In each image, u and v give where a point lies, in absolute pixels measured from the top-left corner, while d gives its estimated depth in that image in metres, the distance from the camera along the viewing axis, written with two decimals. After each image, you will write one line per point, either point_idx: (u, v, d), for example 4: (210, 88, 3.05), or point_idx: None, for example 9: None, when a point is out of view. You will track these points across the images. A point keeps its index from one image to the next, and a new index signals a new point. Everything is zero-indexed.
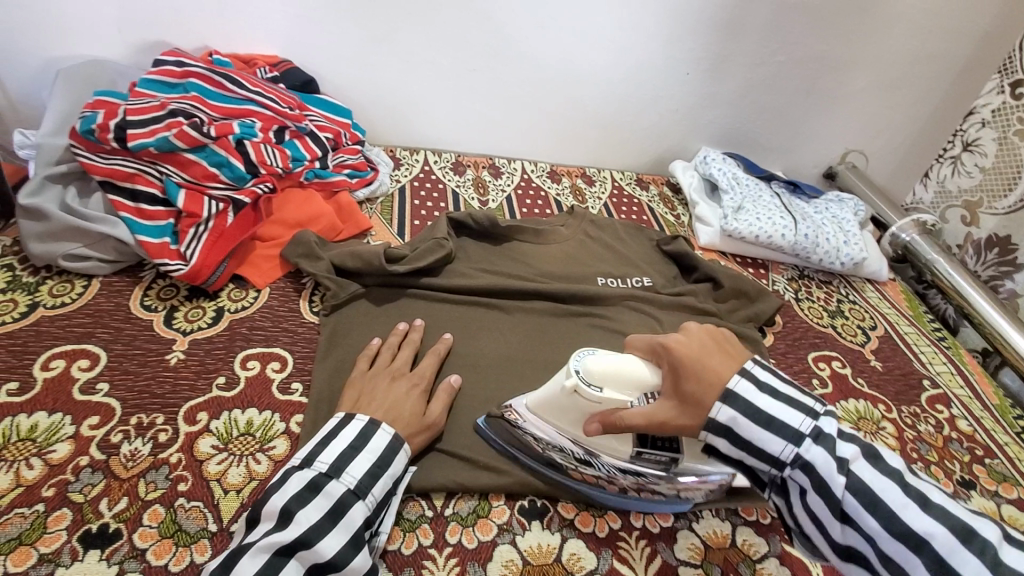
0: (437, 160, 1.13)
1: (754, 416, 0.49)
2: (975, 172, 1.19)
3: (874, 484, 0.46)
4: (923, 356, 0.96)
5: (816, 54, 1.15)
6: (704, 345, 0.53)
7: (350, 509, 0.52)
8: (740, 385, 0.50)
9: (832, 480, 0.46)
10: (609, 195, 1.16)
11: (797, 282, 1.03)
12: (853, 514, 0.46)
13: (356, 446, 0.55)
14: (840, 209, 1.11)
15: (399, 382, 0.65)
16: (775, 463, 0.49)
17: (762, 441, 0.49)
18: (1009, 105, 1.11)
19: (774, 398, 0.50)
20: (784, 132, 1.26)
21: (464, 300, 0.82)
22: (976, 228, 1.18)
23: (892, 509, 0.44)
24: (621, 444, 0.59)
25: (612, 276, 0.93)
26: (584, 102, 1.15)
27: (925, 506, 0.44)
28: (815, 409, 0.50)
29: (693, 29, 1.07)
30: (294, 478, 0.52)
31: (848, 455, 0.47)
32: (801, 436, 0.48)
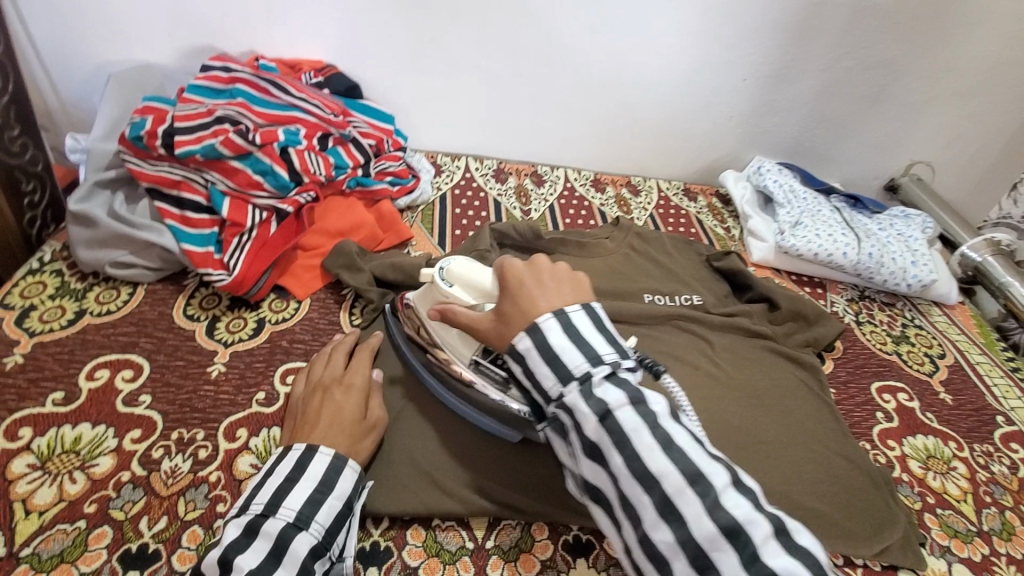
0: (478, 166, 1.11)
1: (542, 352, 0.46)
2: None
3: (630, 428, 0.43)
4: (996, 389, 0.88)
5: (885, 59, 1.07)
6: (542, 277, 0.52)
7: (296, 543, 0.47)
8: (545, 321, 0.47)
9: (582, 417, 0.44)
10: (655, 206, 1.11)
11: (858, 303, 0.97)
12: (601, 451, 0.43)
13: (291, 478, 0.51)
14: (906, 225, 1.04)
15: (333, 389, 0.61)
16: (544, 396, 0.47)
17: (539, 375, 0.47)
18: None
19: (566, 335, 0.47)
20: (845, 141, 1.18)
21: None
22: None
23: (637, 451, 0.42)
24: (466, 349, 0.62)
25: (658, 294, 0.89)
26: (633, 107, 1.10)
27: (666, 447, 0.42)
28: (601, 354, 0.46)
29: (756, 32, 1.02)
30: (232, 526, 0.47)
31: (612, 402, 0.44)
32: (570, 377, 0.45)
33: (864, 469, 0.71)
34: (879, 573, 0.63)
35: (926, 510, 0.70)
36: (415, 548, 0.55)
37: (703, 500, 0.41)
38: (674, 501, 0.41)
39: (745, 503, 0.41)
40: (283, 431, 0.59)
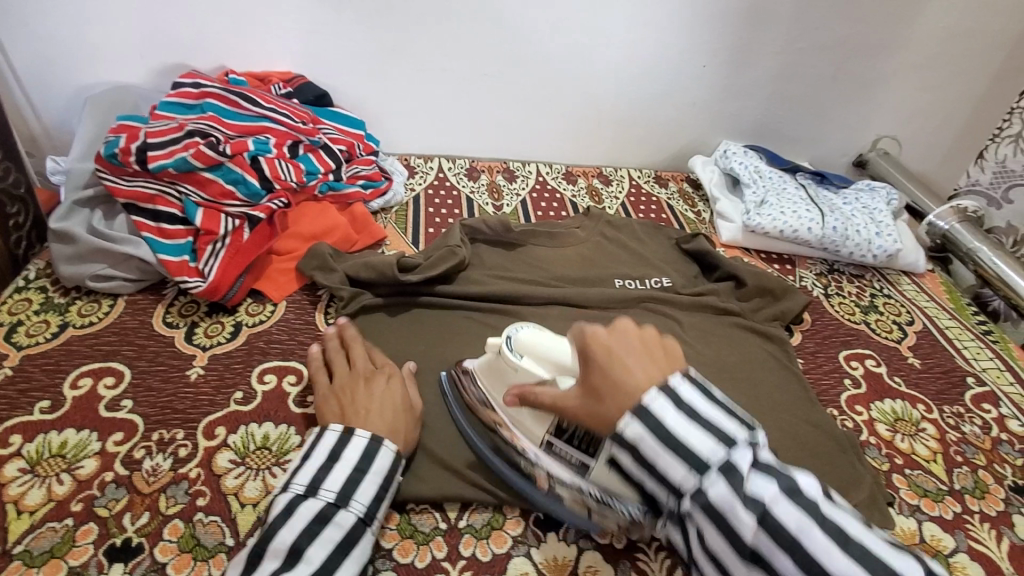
0: (451, 166, 1.13)
1: (661, 439, 0.43)
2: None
3: (791, 523, 0.39)
4: (966, 352, 0.89)
5: (842, 38, 1.10)
6: (630, 346, 0.49)
7: (363, 538, 0.51)
8: (654, 402, 0.44)
9: (740, 522, 0.40)
10: (627, 194, 1.14)
11: (826, 277, 0.99)
12: (766, 555, 0.40)
13: (361, 471, 0.53)
14: (872, 198, 1.06)
15: (376, 379, 0.63)
16: (675, 493, 0.43)
17: (665, 465, 0.43)
18: None
19: (689, 418, 0.44)
20: (810, 121, 1.21)
21: (477, 306, 0.82)
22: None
23: (810, 552, 0.38)
24: (539, 427, 0.58)
25: (629, 278, 0.91)
26: (598, 99, 1.13)
27: (842, 543, 0.39)
28: (732, 436, 0.43)
29: (710, 20, 1.04)
30: (301, 510, 0.50)
31: (765, 495, 0.41)
32: (707, 467, 0.42)
33: (830, 433, 0.73)
34: None
35: (895, 470, 0.71)
36: (390, 531, 0.57)
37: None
38: None
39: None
40: (327, 417, 0.59)
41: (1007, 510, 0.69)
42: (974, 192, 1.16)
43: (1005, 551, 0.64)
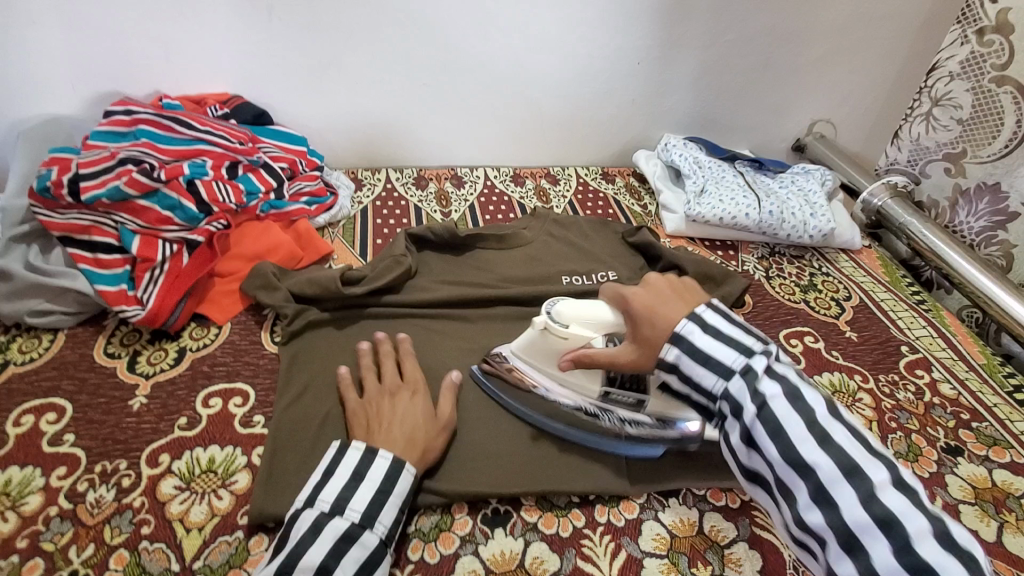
0: (398, 176, 1.14)
1: (692, 354, 0.55)
2: (951, 125, 1.07)
3: (787, 418, 0.50)
4: (900, 322, 0.93)
5: (767, 28, 1.13)
6: (661, 293, 0.61)
7: (358, 542, 0.52)
8: (686, 326, 0.56)
9: (744, 408, 0.52)
10: (574, 192, 1.16)
11: (767, 260, 1.02)
12: (759, 441, 0.51)
13: (354, 480, 0.56)
14: (806, 180, 1.11)
15: (401, 394, 0.66)
16: (705, 394, 0.56)
17: (699, 375, 0.55)
18: (978, 55, 1.00)
19: (713, 337, 0.55)
20: (746, 110, 1.25)
21: (425, 313, 0.83)
22: (965, 178, 1.06)
23: (793, 440, 0.49)
24: (592, 384, 0.68)
25: (576, 274, 0.93)
26: (539, 101, 1.15)
27: (823, 442, 0.48)
28: (750, 350, 0.54)
29: (639, 18, 1.07)
30: (327, 530, 0.52)
31: (768, 395, 0.51)
32: (730, 372, 0.53)
33: None
34: None
35: None
36: None
37: (859, 489, 0.46)
38: (831, 489, 0.47)
39: (904, 502, 0.45)
40: (359, 431, 0.63)
41: (940, 471, 0.71)
42: (895, 170, 1.22)
43: (938, 510, 0.67)
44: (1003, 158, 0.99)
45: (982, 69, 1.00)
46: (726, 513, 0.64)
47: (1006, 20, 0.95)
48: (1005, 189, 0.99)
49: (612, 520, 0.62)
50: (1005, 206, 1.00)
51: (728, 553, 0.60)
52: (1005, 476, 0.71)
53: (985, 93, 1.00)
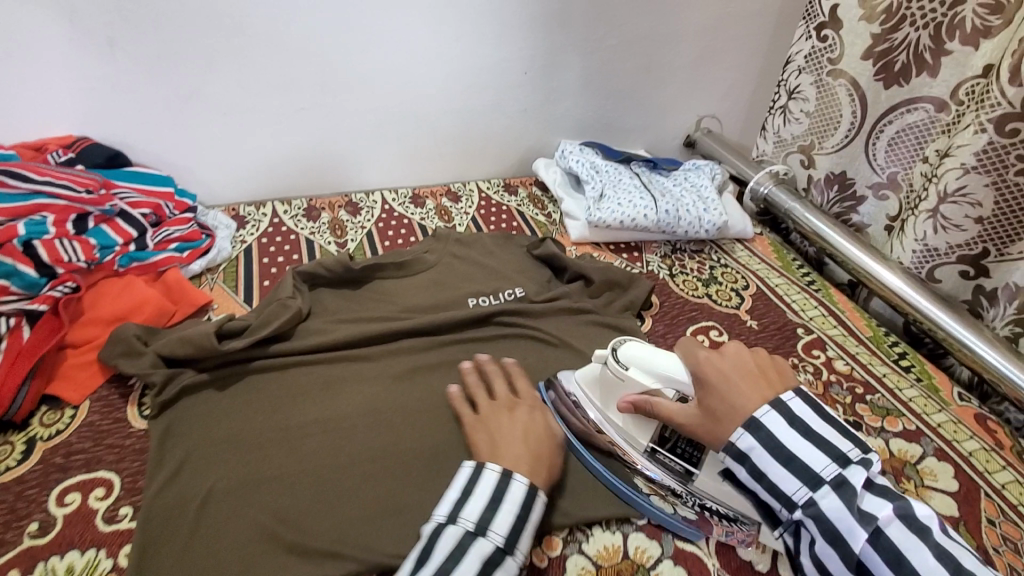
0: (287, 209, 1.06)
1: (775, 454, 0.52)
2: (802, 118, 1.14)
3: (904, 547, 0.47)
4: (794, 304, 0.97)
5: (644, 31, 1.16)
6: (744, 368, 0.58)
7: (502, 567, 0.52)
8: (767, 418, 0.53)
9: (852, 533, 0.48)
10: (477, 208, 1.13)
11: (670, 257, 1.05)
12: (872, 566, 0.48)
13: (494, 502, 0.55)
14: (698, 176, 1.14)
15: (519, 410, 0.67)
16: (786, 503, 0.52)
17: (780, 479, 0.52)
18: (819, 50, 1.07)
19: (805, 439, 0.52)
20: (637, 112, 1.27)
21: (321, 358, 0.76)
22: (816, 169, 1.15)
23: (918, 568, 0.46)
24: (642, 433, 0.65)
25: (483, 295, 0.90)
26: (429, 119, 1.11)
27: (957, 572, 0.46)
28: (846, 456, 0.51)
29: (519, 28, 1.06)
30: (472, 551, 0.51)
31: (879, 515, 0.49)
32: (822, 482, 0.50)
33: None
34: None
35: None
36: None
37: None
38: None
39: None
40: (478, 452, 0.62)
41: None
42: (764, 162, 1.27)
43: None
44: (845, 147, 1.08)
45: (821, 64, 1.08)
46: (647, 531, 0.63)
47: (836, 16, 1.03)
48: (851, 177, 1.09)
49: (537, 562, 0.59)
50: (852, 191, 1.10)
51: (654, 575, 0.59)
52: (901, 445, 0.74)
53: (827, 87, 1.08)
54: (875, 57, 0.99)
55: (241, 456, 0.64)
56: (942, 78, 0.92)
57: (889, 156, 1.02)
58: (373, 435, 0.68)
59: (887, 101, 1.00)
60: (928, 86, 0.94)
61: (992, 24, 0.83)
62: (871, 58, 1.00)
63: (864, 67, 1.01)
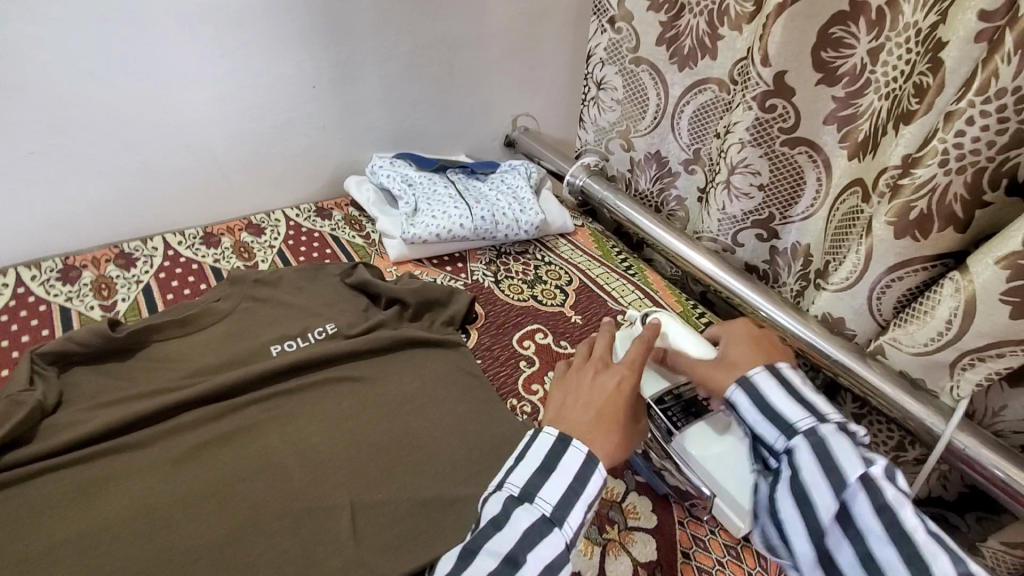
0: (34, 273, 0.87)
1: (791, 392, 0.60)
2: (614, 106, 1.16)
3: (889, 496, 0.51)
4: (614, 292, 0.99)
5: (438, 35, 1.12)
6: (756, 340, 0.68)
7: (546, 539, 0.51)
8: (784, 373, 0.62)
9: (849, 464, 0.53)
10: (284, 239, 1.02)
11: (495, 263, 1.03)
12: (856, 510, 0.52)
13: (547, 468, 0.54)
14: (514, 177, 1.14)
15: (603, 373, 0.62)
16: (788, 427, 0.57)
17: (789, 409, 0.58)
18: (617, 41, 1.09)
19: (816, 397, 0.60)
20: (450, 116, 1.24)
21: (78, 458, 0.63)
22: (635, 151, 1.17)
23: (901, 519, 0.50)
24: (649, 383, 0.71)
25: (288, 339, 0.80)
26: (205, 146, 0.98)
27: (932, 535, 0.50)
28: (849, 422, 0.58)
29: (292, 38, 0.97)
30: (518, 514, 0.52)
31: (878, 468, 0.53)
32: (825, 423, 0.57)
33: (510, 431, 0.72)
34: None
35: None
36: None
37: None
38: None
39: None
40: (548, 408, 0.61)
41: None
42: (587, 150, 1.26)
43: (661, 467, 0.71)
44: (655, 128, 1.11)
45: (622, 54, 1.10)
46: None
47: (626, 9, 1.05)
48: (665, 155, 1.12)
49: None
50: (669, 168, 1.12)
51: None
52: None
53: (630, 74, 1.10)
54: (667, 43, 1.03)
55: None
56: (721, 60, 0.97)
57: (693, 135, 1.06)
58: (149, 543, 0.57)
59: (680, 81, 1.03)
60: (712, 68, 0.99)
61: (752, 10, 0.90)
62: (664, 44, 1.03)
63: (659, 52, 1.04)
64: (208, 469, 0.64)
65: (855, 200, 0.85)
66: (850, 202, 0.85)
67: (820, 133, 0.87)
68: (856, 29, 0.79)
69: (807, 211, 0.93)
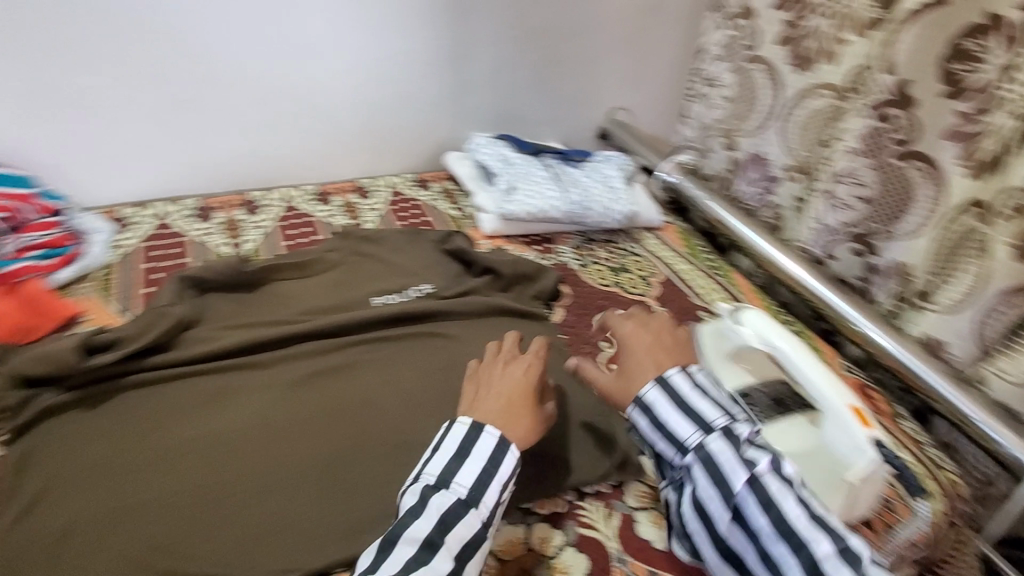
0: (176, 210, 0.98)
1: (677, 401, 0.54)
2: (722, 104, 1.18)
3: (774, 489, 0.48)
4: (698, 290, 1.00)
5: (551, 23, 1.16)
6: (653, 341, 0.60)
7: (464, 520, 0.49)
8: (674, 376, 0.55)
9: (734, 472, 0.49)
10: (387, 204, 1.09)
11: (582, 248, 1.06)
12: (744, 512, 0.48)
13: (462, 453, 0.52)
14: (607, 167, 1.16)
15: (514, 364, 0.60)
16: (679, 446, 0.53)
17: (676, 423, 0.53)
18: (735, 37, 1.13)
19: (704, 399, 0.54)
20: (552, 103, 1.27)
21: (213, 368, 0.71)
22: (738, 151, 1.16)
23: (786, 514, 0.47)
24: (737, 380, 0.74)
25: (388, 293, 0.87)
26: (328, 111, 1.07)
27: (821, 522, 0.47)
28: (739, 416, 0.54)
29: (418, 15, 1.04)
30: (432, 501, 0.49)
31: (759, 466, 0.49)
32: (712, 429, 0.52)
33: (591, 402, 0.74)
34: (609, 494, 0.66)
35: None
36: None
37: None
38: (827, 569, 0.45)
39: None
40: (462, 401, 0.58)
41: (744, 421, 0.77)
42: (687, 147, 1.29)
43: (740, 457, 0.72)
44: (764, 129, 1.10)
45: (738, 51, 1.13)
46: (552, 520, 0.63)
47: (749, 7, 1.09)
48: (767, 156, 1.10)
49: None
50: (770, 172, 1.10)
51: (556, 563, 0.59)
52: None
53: (744, 72, 1.12)
54: (790, 43, 1.02)
55: (111, 483, 0.59)
56: (840, 65, 0.94)
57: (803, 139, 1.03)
58: (265, 448, 0.64)
59: (795, 83, 1.02)
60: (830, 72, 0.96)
61: (881, 16, 0.87)
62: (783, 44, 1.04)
63: (779, 52, 1.05)
64: (318, 395, 0.71)
65: (970, 221, 0.79)
66: (963, 223, 0.80)
67: (936, 148, 0.82)
68: (987, 43, 0.75)
69: (912, 230, 0.87)
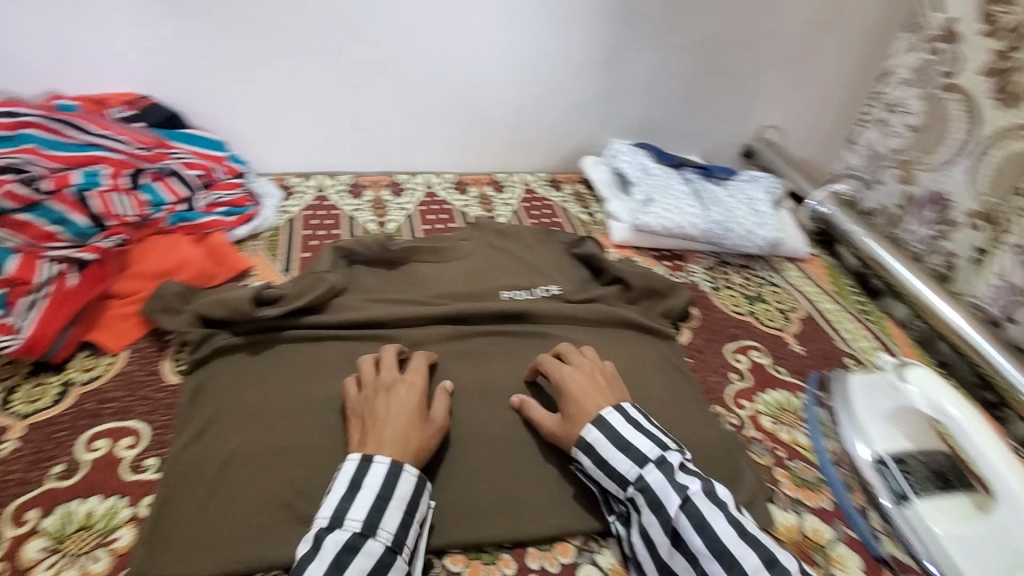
0: (332, 184, 1.07)
1: (613, 439, 0.59)
2: (904, 132, 1.07)
3: (705, 512, 0.53)
4: (844, 334, 0.91)
5: (713, 33, 1.11)
6: (583, 384, 0.66)
7: (363, 551, 0.49)
8: (609, 414, 0.61)
9: (669, 499, 0.54)
10: (520, 201, 1.10)
11: (715, 270, 1.01)
12: (682, 533, 0.52)
13: (353, 487, 0.53)
14: (753, 188, 1.10)
15: (397, 388, 0.64)
16: (620, 481, 0.58)
17: (615, 461, 0.58)
18: (929, 62, 1.01)
19: (637, 430, 0.60)
20: (700, 115, 1.22)
21: (357, 336, 0.76)
22: (914, 186, 1.04)
23: (716, 531, 0.51)
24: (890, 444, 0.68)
25: (516, 288, 0.88)
26: (478, 105, 1.10)
27: (751, 542, 0.51)
28: (666, 444, 0.60)
29: (581, 17, 1.04)
30: (327, 543, 0.49)
31: (690, 487, 0.55)
32: (646, 460, 0.57)
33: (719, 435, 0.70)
34: None
35: (777, 464, 0.69)
36: None
37: None
38: None
39: None
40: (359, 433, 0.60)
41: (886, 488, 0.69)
42: (851, 175, 1.19)
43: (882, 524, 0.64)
44: (951, 166, 0.97)
45: (932, 76, 1.01)
46: None
47: (954, 30, 0.97)
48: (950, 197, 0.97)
49: (545, 565, 0.57)
50: (950, 215, 0.97)
51: None
52: None
53: (937, 101, 1.00)
54: (993, 73, 0.90)
55: (265, 426, 0.65)
56: None
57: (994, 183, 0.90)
58: None
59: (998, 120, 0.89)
60: None
61: None
62: (991, 74, 0.91)
63: (982, 83, 0.92)
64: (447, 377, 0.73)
65: None
66: None
67: None
68: None
69: None
